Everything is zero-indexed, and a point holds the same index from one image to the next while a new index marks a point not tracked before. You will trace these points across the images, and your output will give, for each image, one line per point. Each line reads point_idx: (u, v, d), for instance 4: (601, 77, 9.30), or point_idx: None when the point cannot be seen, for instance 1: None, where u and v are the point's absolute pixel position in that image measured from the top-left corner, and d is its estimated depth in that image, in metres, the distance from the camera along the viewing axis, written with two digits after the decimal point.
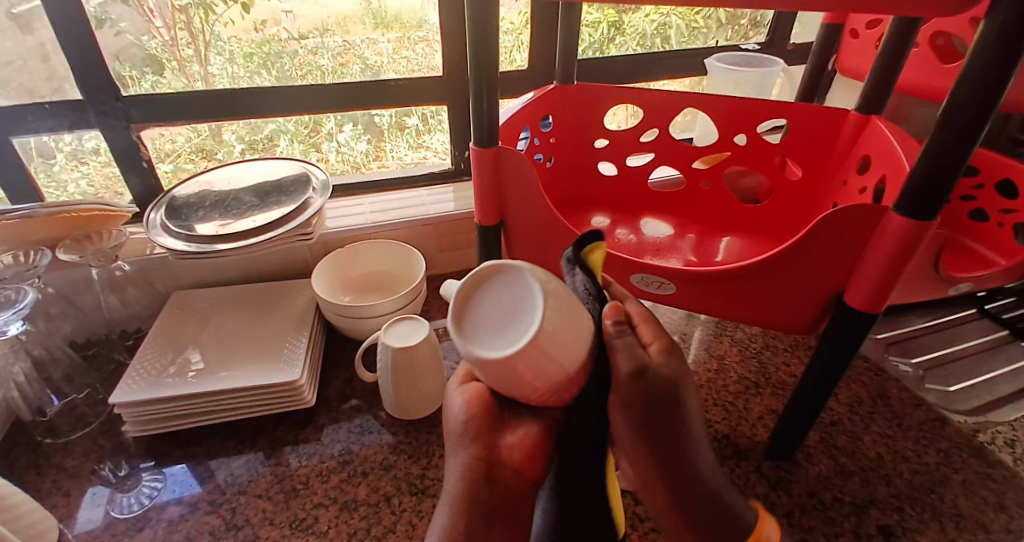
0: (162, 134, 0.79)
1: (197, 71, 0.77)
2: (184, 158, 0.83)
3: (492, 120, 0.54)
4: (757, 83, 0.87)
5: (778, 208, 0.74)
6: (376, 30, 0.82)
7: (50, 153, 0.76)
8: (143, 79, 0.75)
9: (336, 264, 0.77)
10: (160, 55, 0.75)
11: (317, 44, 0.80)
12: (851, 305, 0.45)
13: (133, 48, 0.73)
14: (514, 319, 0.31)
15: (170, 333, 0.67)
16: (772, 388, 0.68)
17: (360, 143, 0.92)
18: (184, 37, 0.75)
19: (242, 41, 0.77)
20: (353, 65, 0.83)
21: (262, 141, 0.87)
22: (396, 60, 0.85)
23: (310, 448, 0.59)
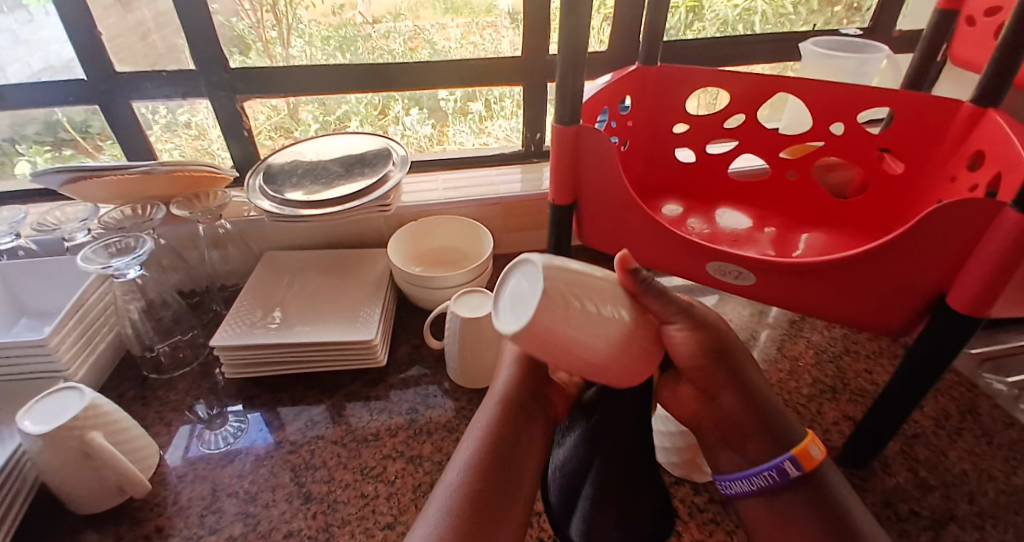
0: (246, 110, 0.84)
1: (279, 53, 0.82)
2: (264, 135, 0.88)
3: (575, 99, 0.54)
4: (854, 71, 0.82)
5: (870, 204, 0.70)
6: (446, 15, 0.84)
7: (148, 124, 0.84)
8: (232, 58, 0.80)
9: (409, 237, 0.80)
10: (247, 36, 0.79)
11: (390, 29, 0.83)
12: (954, 307, 0.42)
13: (223, 29, 0.78)
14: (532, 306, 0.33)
15: (260, 290, 0.73)
16: (849, 394, 0.65)
17: (426, 126, 0.95)
18: (270, 19, 0.80)
19: (321, 25, 0.81)
20: (422, 50, 0.85)
21: (334, 121, 0.91)
22: (464, 45, 0.86)
23: (380, 405, 0.63)
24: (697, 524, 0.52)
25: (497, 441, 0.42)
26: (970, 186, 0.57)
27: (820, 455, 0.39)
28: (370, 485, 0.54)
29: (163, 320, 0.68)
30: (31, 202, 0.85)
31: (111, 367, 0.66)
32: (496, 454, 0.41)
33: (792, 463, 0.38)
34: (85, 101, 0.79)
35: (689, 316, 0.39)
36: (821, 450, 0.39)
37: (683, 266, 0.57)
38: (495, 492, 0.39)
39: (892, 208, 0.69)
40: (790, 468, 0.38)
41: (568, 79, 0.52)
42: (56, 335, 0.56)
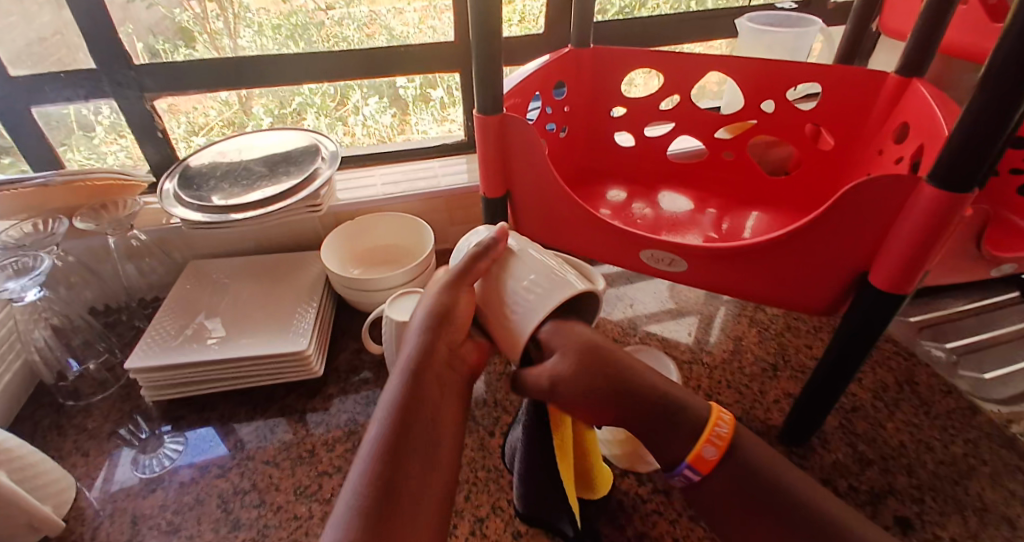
0: (192, 109, 0.80)
1: (228, 44, 0.77)
2: (216, 131, 0.85)
3: (496, 85, 0.51)
4: (791, 46, 0.81)
5: (806, 180, 0.69)
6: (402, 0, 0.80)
7: (90, 126, 0.78)
8: (176, 52, 0.75)
9: (346, 237, 0.77)
10: (192, 29, 0.75)
11: (343, 15, 0.79)
12: (875, 285, 0.41)
13: (165, 21, 0.73)
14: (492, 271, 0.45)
15: (184, 302, 0.69)
16: (791, 371, 0.65)
17: (385, 116, 0.91)
18: (213, 9, 0.75)
19: (271, 13, 0.76)
20: (378, 36, 0.81)
21: (291, 113, 0.87)
22: (422, 31, 0.83)
23: (317, 418, 0.60)
24: (640, 517, 0.51)
25: (409, 410, 0.39)
26: (897, 159, 0.56)
27: (716, 456, 0.39)
28: (304, 505, 0.52)
29: (74, 344, 0.63)
30: None
31: (22, 397, 0.62)
32: (408, 422, 0.38)
33: (689, 470, 0.39)
34: None
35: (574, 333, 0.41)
36: (718, 450, 0.39)
37: (617, 255, 0.56)
38: (404, 476, 0.36)
39: (827, 184, 0.68)
40: (689, 473, 0.39)
41: (485, 62, 0.50)
42: None
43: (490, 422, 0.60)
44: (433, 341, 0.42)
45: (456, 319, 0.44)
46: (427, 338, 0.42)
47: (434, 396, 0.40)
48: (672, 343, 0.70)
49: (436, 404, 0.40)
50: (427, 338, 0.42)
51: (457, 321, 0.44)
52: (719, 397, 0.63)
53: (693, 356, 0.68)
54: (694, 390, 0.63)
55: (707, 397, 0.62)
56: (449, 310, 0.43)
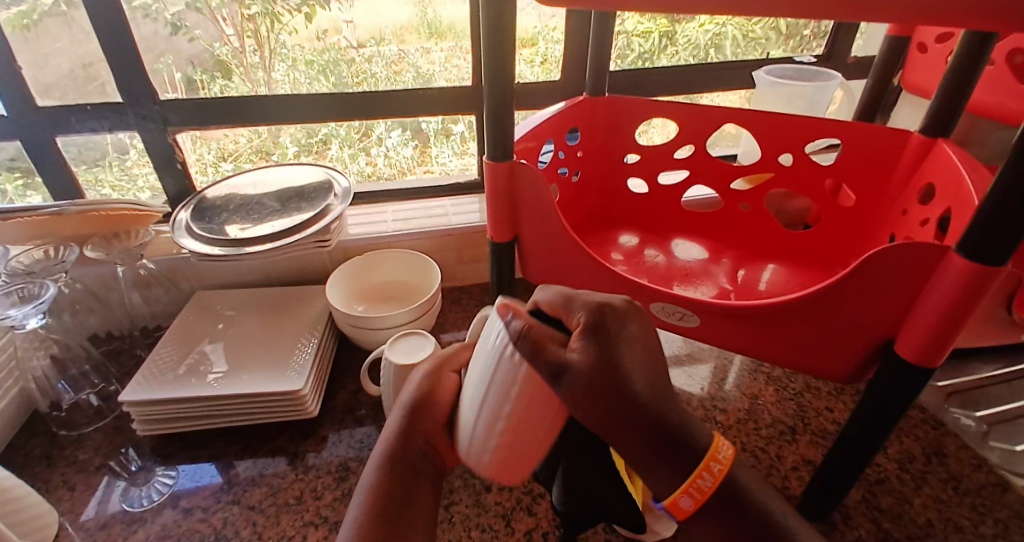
0: (223, 137, 0.82)
1: (262, 77, 0.79)
2: (245, 158, 0.86)
3: (506, 133, 0.51)
4: (810, 99, 0.81)
5: (827, 235, 0.67)
6: (430, 39, 0.82)
7: (125, 149, 0.79)
8: (213, 82, 0.77)
9: (353, 272, 0.76)
10: (230, 62, 0.77)
11: (373, 53, 0.81)
12: (902, 355, 0.39)
13: (204, 54, 0.76)
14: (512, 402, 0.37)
15: (187, 332, 0.68)
16: (810, 435, 0.62)
17: (407, 148, 0.91)
18: (252, 45, 0.77)
19: (305, 49, 0.78)
20: (406, 73, 0.83)
21: (317, 143, 0.87)
22: (447, 70, 0.84)
23: (308, 461, 0.58)
24: None
25: (390, 488, 0.40)
26: (922, 220, 0.54)
27: (693, 508, 0.33)
28: None
29: (70, 372, 0.62)
30: None
31: (17, 423, 0.61)
32: (388, 500, 0.39)
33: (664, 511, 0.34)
34: (6, 136, 0.74)
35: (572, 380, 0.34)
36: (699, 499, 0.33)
37: None
38: None
39: (849, 241, 0.66)
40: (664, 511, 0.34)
41: (497, 109, 0.50)
42: None
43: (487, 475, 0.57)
44: (409, 433, 0.42)
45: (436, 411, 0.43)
46: (403, 429, 0.42)
47: (413, 478, 0.41)
48: (683, 398, 0.67)
49: (415, 487, 0.41)
50: (406, 428, 0.42)
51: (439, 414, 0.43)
52: None
53: (706, 413, 0.65)
54: None
55: None
56: (427, 399, 0.43)
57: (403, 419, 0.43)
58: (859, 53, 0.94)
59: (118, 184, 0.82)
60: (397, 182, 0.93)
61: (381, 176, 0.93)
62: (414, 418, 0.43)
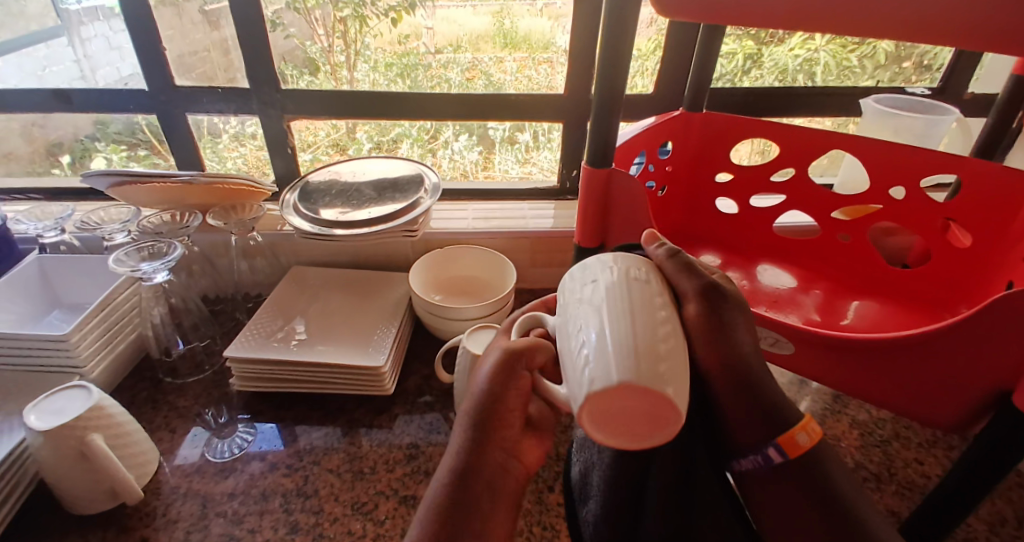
0: (307, 128, 0.87)
1: (346, 76, 0.85)
2: (322, 150, 0.90)
3: (608, 141, 0.53)
4: (920, 133, 0.78)
5: (931, 275, 0.64)
6: (505, 50, 0.85)
7: (217, 133, 0.87)
8: (300, 78, 0.83)
9: (432, 264, 0.80)
10: (318, 60, 0.83)
11: (449, 60, 0.85)
12: (1021, 406, 0.38)
13: (297, 50, 0.82)
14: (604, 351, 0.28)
15: (283, 303, 0.73)
16: (896, 486, 0.59)
17: (472, 153, 0.95)
18: (339, 44, 0.84)
19: (386, 52, 0.84)
20: (478, 81, 0.86)
21: (388, 142, 0.92)
22: (519, 79, 0.86)
23: (382, 435, 0.61)
24: None
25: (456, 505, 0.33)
26: None
27: (808, 445, 0.33)
28: (358, 522, 0.52)
29: (184, 325, 0.70)
30: (81, 200, 0.89)
31: (131, 365, 0.68)
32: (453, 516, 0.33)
33: (774, 451, 0.33)
34: (143, 110, 0.83)
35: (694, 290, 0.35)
36: (813, 440, 0.33)
37: None
38: None
39: (958, 284, 0.63)
40: (772, 455, 0.33)
41: (603, 119, 0.51)
42: (77, 331, 0.57)
43: (551, 476, 0.58)
44: (483, 438, 0.36)
45: (517, 395, 0.37)
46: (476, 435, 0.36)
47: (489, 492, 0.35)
48: None
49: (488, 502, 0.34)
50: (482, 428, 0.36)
51: (515, 405, 0.37)
52: None
53: None
54: None
55: None
56: (507, 388, 0.36)
57: (484, 408, 0.36)
58: (974, 89, 0.89)
59: (211, 164, 0.90)
60: (459, 183, 0.97)
61: (443, 177, 0.97)
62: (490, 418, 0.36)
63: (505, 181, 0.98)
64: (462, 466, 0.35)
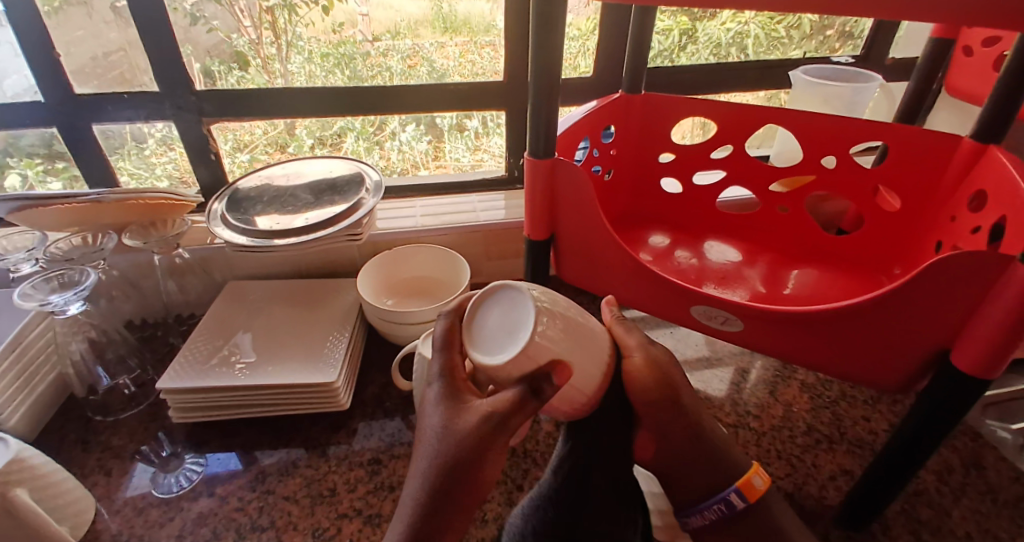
0: (240, 127, 0.81)
1: (278, 69, 0.79)
2: (260, 150, 0.85)
3: (550, 130, 0.52)
4: (848, 99, 0.80)
5: (868, 240, 0.67)
6: (445, 35, 0.82)
7: (142, 138, 0.80)
8: (230, 74, 0.78)
9: (380, 267, 0.76)
10: (247, 53, 0.78)
11: (388, 47, 0.81)
12: (957, 366, 0.39)
13: (222, 45, 0.76)
14: (508, 335, 0.33)
15: (222, 322, 0.69)
16: (847, 445, 0.62)
17: (421, 143, 0.92)
18: (269, 36, 0.78)
19: (321, 42, 0.79)
20: (420, 68, 0.83)
21: (331, 136, 0.88)
22: (462, 64, 0.84)
23: (340, 452, 0.58)
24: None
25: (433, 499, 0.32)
26: (972, 228, 0.54)
27: None
28: None
29: (107, 357, 0.63)
30: None
31: (53, 408, 0.62)
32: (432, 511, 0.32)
33: None
34: (44, 123, 0.75)
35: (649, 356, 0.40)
36: (764, 483, 0.41)
37: (665, 308, 0.55)
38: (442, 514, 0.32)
39: (893, 247, 0.66)
40: None
41: (541, 96, 0.50)
42: None
43: (520, 475, 0.58)
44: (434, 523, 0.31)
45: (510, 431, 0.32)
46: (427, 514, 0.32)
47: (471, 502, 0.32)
48: (715, 402, 0.67)
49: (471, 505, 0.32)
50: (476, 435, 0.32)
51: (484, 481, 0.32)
52: (769, 469, 0.59)
53: (740, 420, 0.65)
54: None
55: None
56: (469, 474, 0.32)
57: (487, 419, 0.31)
58: (896, 55, 0.92)
59: (137, 172, 0.83)
60: (408, 177, 0.94)
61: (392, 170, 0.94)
62: (441, 493, 0.32)
63: (457, 171, 0.96)
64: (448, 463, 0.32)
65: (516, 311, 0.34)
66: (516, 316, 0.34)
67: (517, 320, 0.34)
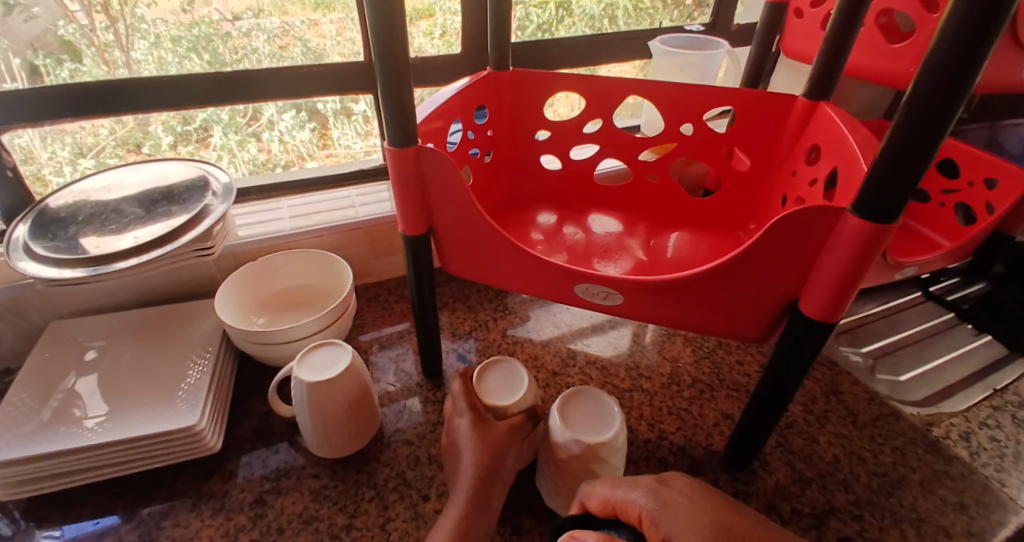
0: (79, 129, 0.69)
1: (119, 58, 0.67)
2: (108, 152, 0.73)
3: (406, 117, 0.47)
4: (701, 67, 0.84)
5: (729, 198, 0.70)
6: (316, 11, 0.73)
7: None
8: (60, 67, 0.65)
9: (245, 281, 0.68)
10: (77, 43, 0.65)
11: (252, 26, 0.71)
12: (806, 313, 0.42)
13: (46, 34, 0.64)
14: (509, 393, 0.53)
15: (47, 372, 0.58)
16: (726, 390, 0.66)
17: (303, 131, 0.82)
18: (103, 21, 0.66)
19: (169, 24, 0.68)
20: (293, 49, 0.74)
21: (196, 130, 0.76)
22: (340, 43, 0.76)
23: (216, 503, 0.52)
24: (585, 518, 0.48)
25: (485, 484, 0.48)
26: (810, 181, 0.58)
27: None
28: None
29: None
30: None
31: None
32: (488, 483, 0.48)
33: None
34: None
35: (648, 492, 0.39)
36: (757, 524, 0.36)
37: (549, 289, 0.54)
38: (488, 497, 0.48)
39: (747, 203, 0.70)
40: None
41: (392, 80, 0.44)
42: None
43: (423, 482, 0.55)
44: (479, 502, 0.47)
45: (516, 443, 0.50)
46: (474, 496, 0.47)
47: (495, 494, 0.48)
48: (610, 370, 0.69)
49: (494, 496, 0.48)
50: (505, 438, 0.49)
51: (502, 479, 0.49)
52: (661, 426, 0.61)
53: (632, 383, 0.67)
54: (636, 420, 0.62)
55: (650, 427, 0.61)
56: (493, 472, 0.48)
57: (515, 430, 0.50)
58: (739, 22, 0.98)
59: None
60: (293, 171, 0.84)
61: (275, 163, 0.83)
62: (488, 481, 0.48)
63: (349, 159, 0.88)
64: (490, 460, 0.48)
65: (513, 378, 0.54)
66: (514, 381, 0.54)
67: (517, 384, 0.53)
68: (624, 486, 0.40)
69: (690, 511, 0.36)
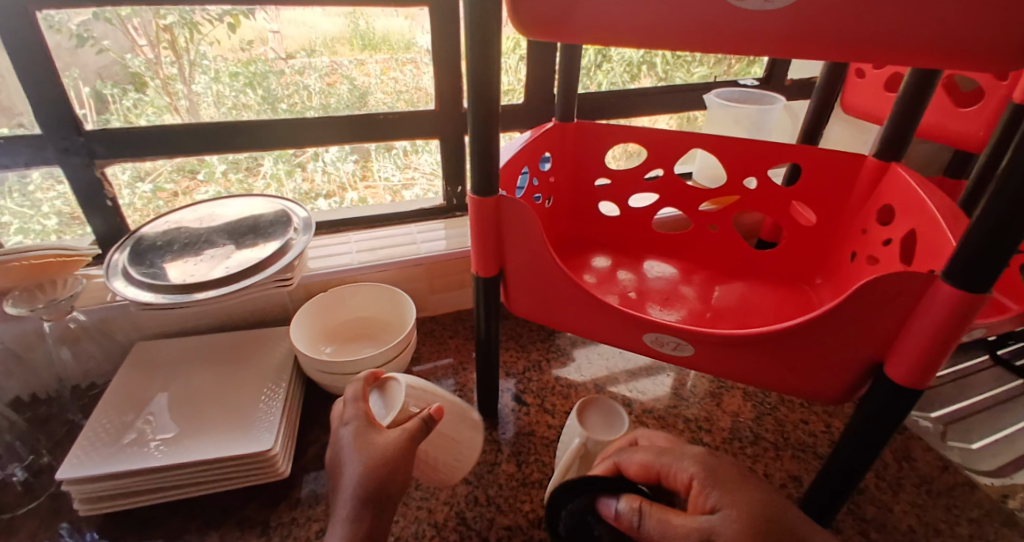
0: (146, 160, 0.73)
1: (180, 89, 0.71)
2: (165, 177, 0.76)
3: (491, 167, 0.49)
4: (756, 118, 0.86)
5: (792, 252, 0.70)
6: (364, 52, 0.77)
7: (24, 173, 0.68)
8: (124, 96, 0.69)
9: (315, 313, 0.71)
10: (144, 74, 0.69)
11: (304, 64, 0.75)
12: (895, 377, 0.41)
13: (114, 66, 0.68)
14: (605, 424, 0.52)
15: (133, 393, 0.61)
16: (792, 450, 0.64)
17: (347, 163, 0.85)
18: (168, 55, 0.70)
19: (229, 60, 0.72)
20: (340, 86, 0.78)
21: (246, 160, 0.79)
22: (384, 82, 0.80)
23: (284, 532, 0.53)
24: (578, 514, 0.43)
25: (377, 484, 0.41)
26: (884, 240, 0.58)
27: None
28: None
29: None
30: None
31: None
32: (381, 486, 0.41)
33: None
34: None
35: (699, 459, 0.42)
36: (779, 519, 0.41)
37: (618, 336, 0.54)
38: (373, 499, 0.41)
39: (812, 258, 0.70)
40: None
41: (483, 138, 0.47)
42: None
43: (484, 525, 0.55)
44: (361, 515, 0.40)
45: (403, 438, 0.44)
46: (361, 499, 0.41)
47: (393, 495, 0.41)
48: (668, 421, 0.68)
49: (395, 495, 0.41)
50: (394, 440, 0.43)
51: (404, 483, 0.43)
52: None
53: (693, 436, 0.66)
54: None
55: None
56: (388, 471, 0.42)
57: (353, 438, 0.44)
58: (795, 76, 0.99)
59: (18, 210, 0.71)
60: (356, 210, 0.89)
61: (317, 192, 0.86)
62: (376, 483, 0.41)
63: (388, 193, 0.90)
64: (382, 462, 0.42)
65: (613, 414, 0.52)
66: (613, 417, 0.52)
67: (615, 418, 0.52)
68: (678, 451, 0.43)
69: (739, 486, 0.40)
